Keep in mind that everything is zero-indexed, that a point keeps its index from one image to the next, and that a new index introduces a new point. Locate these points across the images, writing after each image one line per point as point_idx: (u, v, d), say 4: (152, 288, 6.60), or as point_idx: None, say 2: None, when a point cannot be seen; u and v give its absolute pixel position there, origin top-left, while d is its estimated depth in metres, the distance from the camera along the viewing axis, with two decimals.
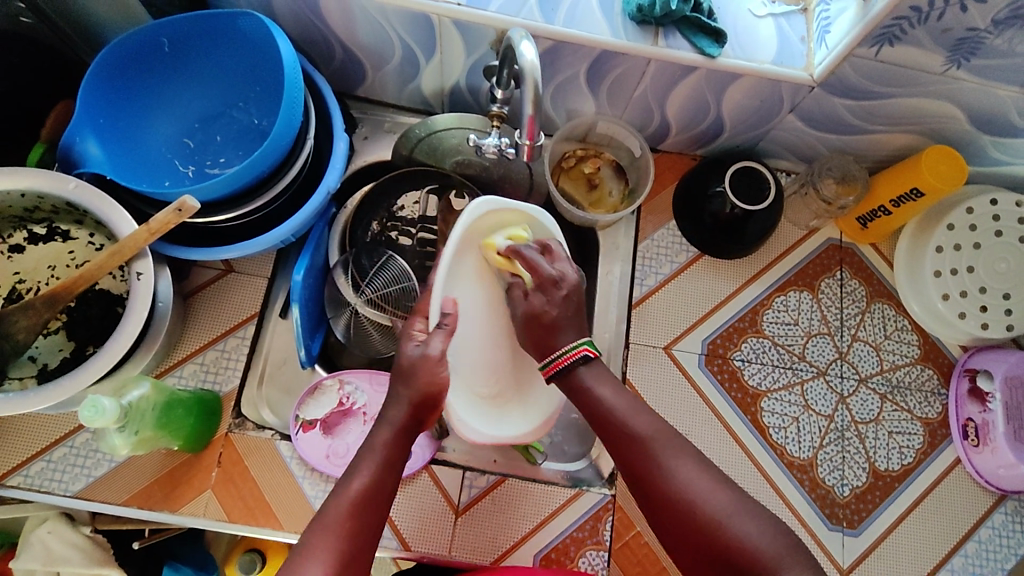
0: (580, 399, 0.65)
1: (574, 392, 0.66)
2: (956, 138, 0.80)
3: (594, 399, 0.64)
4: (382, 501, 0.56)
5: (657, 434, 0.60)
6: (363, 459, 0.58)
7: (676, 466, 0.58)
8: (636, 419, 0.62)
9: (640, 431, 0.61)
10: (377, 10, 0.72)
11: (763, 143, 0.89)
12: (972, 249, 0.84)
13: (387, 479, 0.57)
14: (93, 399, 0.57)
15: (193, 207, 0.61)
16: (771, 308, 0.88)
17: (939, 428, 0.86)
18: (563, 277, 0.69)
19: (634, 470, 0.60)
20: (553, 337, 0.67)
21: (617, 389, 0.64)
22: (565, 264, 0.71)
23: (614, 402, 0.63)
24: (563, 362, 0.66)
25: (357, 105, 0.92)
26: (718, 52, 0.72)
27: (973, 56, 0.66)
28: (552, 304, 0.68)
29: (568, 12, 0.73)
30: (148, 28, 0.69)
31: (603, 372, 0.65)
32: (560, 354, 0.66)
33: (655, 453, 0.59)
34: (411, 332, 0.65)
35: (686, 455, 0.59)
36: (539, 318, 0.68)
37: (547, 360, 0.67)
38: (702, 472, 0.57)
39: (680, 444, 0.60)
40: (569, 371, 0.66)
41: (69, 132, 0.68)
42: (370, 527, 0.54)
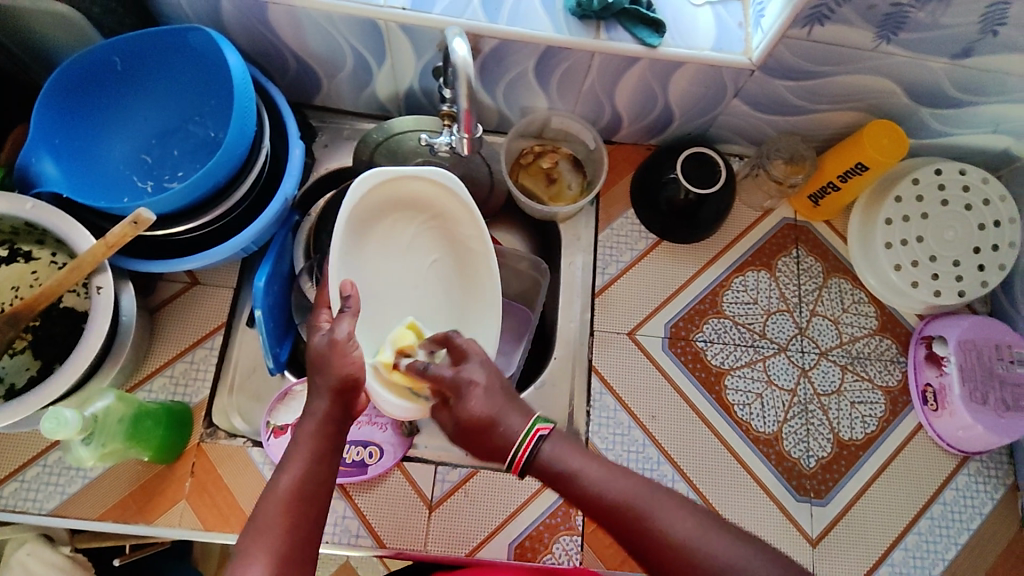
0: (563, 490, 0.55)
1: (548, 479, 0.56)
2: (897, 113, 0.83)
3: (573, 480, 0.54)
4: (319, 492, 0.55)
5: (636, 493, 0.53)
6: (291, 455, 0.57)
7: (667, 524, 0.51)
8: (613, 484, 0.53)
9: (620, 494, 0.53)
10: (324, 19, 0.73)
11: (714, 129, 0.91)
12: (920, 219, 0.86)
13: (318, 469, 0.56)
14: (54, 411, 0.58)
15: (149, 219, 0.63)
16: (731, 289, 0.90)
17: (900, 396, 0.88)
18: (471, 378, 0.57)
19: (626, 540, 0.52)
20: (495, 436, 0.55)
21: (595, 460, 0.55)
22: (476, 367, 0.58)
23: (591, 474, 0.54)
24: (525, 452, 0.55)
25: (316, 114, 0.94)
26: (659, 41, 0.75)
27: (901, 30, 0.68)
28: (493, 336, 0.66)
29: (511, 11, 0.75)
30: (99, 49, 0.70)
31: (570, 443, 0.56)
32: (516, 448, 0.55)
33: (637, 512, 0.52)
34: (319, 322, 0.64)
35: (674, 507, 0.52)
36: (470, 425, 0.56)
37: (508, 459, 0.55)
38: (683, 516, 0.51)
39: (664, 496, 0.53)
40: (534, 457, 0.55)
41: (24, 153, 0.69)
42: (308, 519, 0.54)
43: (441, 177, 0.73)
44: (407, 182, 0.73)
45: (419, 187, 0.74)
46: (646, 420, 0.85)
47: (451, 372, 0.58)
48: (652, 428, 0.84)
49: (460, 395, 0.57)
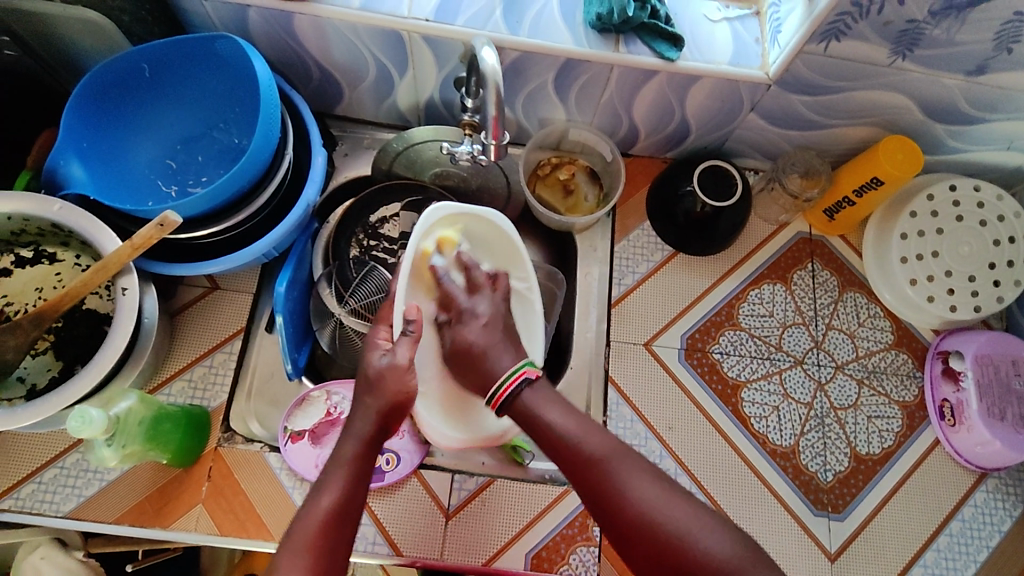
0: (535, 432, 0.63)
1: (524, 421, 0.65)
2: (912, 128, 0.83)
3: (543, 425, 0.63)
4: (352, 515, 0.57)
5: (610, 452, 0.60)
6: (331, 475, 0.58)
7: (627, 480, 0.58)
8: (589, 440, 0.61)
9: (594, 451, 0.60)
10: (349, 30, 0.75)
11: (730, 143, 0.92)
12: (936, 234, 0.87)
13: (353, 494, 0.58)
14: (80, 410, 0.59)
15: (175, 221, 0.63)
16: (747, 301, 0.91)
17: (917, 411, 0.88)
18: (475, 312, 0.71)
19: (585, 486, 0.59)
20: (483, 366, 0.68)
21: (568, 412, 0.63)
22: (485, 303, 0.72)
23: (560, 420, 0.62)
24: (505, 392, 0.65)
25: (337, 123, 0.95)
26: (677, 56, 0.76)
27: (916, 47, 0.69)
28: (473, 330, 0.70)
29: (533, 24, 0.76)
30: (128, 55, 0.72)
31: (548, 395, 0.65)
32: (497, 387, 0.66)
33: (608, 467, 0.59)
34: (376, 339, 0.65)
35: (642, 470, 0.58)
36: (464, 350, 0.69)
37: (490, 395, 0.66)
38: (648, 481, 0.57)
39: (635, 462, 0.59)
40: (513, 399, 0.65)
41: (53, 156, 0.71)
42: (339, 545, 0.55)
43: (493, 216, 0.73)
44: (471, 219, 0.74)
45: (476, 226, 0.75)
46: (663, 431, 0.85)
47: (465, 301, 0.72)
48: (669, 440, 0.84)
49: (460, 326, 0.70)
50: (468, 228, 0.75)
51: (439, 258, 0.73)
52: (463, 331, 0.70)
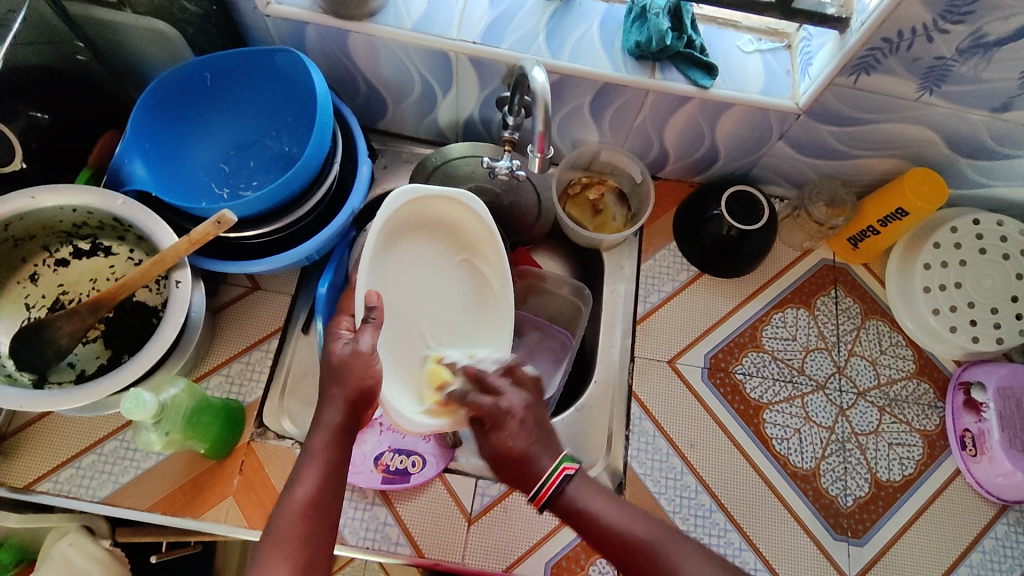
0: (584, 528, 0.62)
1: (573, 518, 0.62)
2: (937, 162, 0.86)
3: (592, 519, 0.61)
4: (330, 502, 0.58)
5: (658, 535, 0.60)
6: (307, 464, 0.59)
7: (681, 563, 0.58)
8: (632, 523, 0.61)
9: (639, 535, 0.60)
10: (400, 49, 0.79)
11: (757, 169, 0.95)
12: (958, 265, 0.88)
13: (331, 481, 0.59)
14: (134, 393, 0.63)
15: (231, 219, 0.67)
16: (770, 324, 0.93)
17: (938, 440, 0.88)
18: (507, 411, 0.65)
19: (629, 561, 0.60)
20: (528, 470, 0.63)
21: (610, 500, 0.63)
22: (513, 397, 0.67)
23: (611, 514, 0.62)
24: (550, 489, 0.62)
25: (378, 137, 0.99)
26: (711, 84, 0.79)
27: (943, 83, 0.72)
28: (514, 433, 0.64)
29: (573, 49, 0.80)
30: (194, 64, 0.76)
31: (591, 484, 0.64)
32: (543, 482, 0.63)
33: (660, 551, 0.59)
34: (337, 329, 0.66)
35: (693, 552, 0.59)
36: (504, 454, 0.64)
37: (534, 493, 0.63)
38: (702, 561, 0.58)
39: (682, 542, 0.60)
40: (558, 494, 0.63)
41: (118, 155, 0.74)
42: (320, 532, 0.56)
43: (464, 200, 0.75)
44: (437, 204, 0.75)
45: (445, 208, 0.76)
46: (684, 447, 0.86)
47: (492, 403, 0.66)
48: (690, 456, 0.85)
49: (499, 428, 0.65)
50: (437, 210, 0.76)
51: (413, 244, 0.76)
52: (502, 438, 0.64)
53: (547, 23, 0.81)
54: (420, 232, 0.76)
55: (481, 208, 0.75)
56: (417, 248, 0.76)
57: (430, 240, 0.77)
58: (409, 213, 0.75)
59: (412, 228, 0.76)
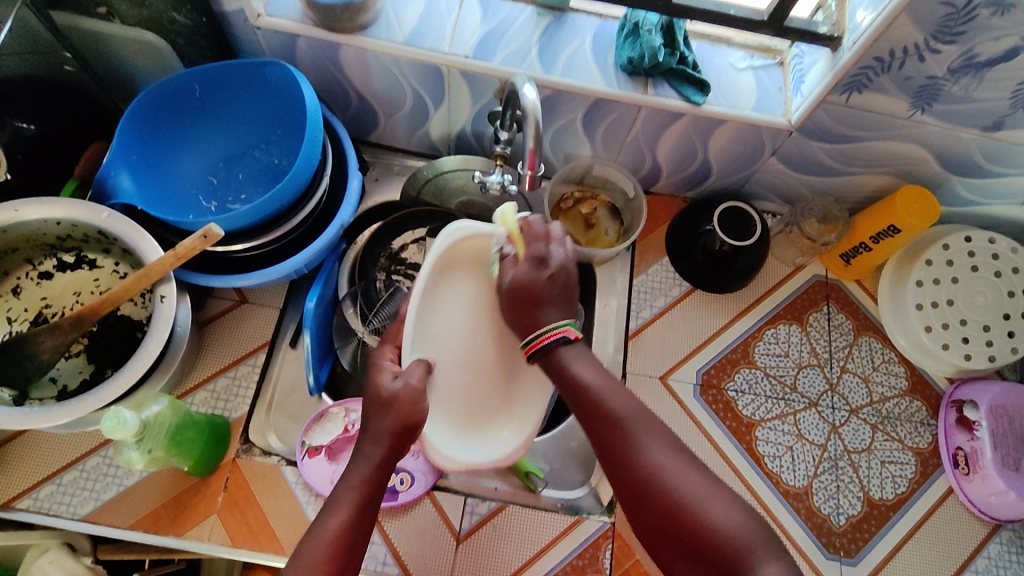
0: (562, 382, 0.64)
1: (555, 372, 0.65)
2: (928, 180, 0.86)
3: (573, 377, 0.63)
4: (361, 536, 0.58)
5: (632, 415, 0.60)
6: (340, 496, 0.59)
7: (645, 448, 0.58)
8: (613, 398, 0.61)
9: (617, 410, 0.61)
10: (392, 63, 0.78)
11: (750, 185, 0.95)
12: (950, 283, 0.88)
13: (363, 519, 0.58)
14: (115, 411, 0.62)
15: (218, 234, 0.66)
16: (762, 340, 0.92)
17: (931, 458, 0.88)
18: (552, 257, 0.67)
19: (601, 442, 0.61)
20: (533, 312, 0.66)
21: (597, 370, 0.63)
22: (562, 250, 0.68)
23: (592, 381, 0.62)
24: (544, 341, 0.65)
25: (370, 149, 0.99)
26: (703, 100, 0.78)
27: (936, 101, 0.72)
28: (545, 280, 0.66)
29: (566, 64, 0.79)
30: (182, 76, 0.76)
31: (585, 353, 0.64)
32: (538, 334, 0.65)
33: (628, 431, 0.60)
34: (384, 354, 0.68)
35: (661, 439, 0.59)
36: (522, 291, 0.66)
37: (527, 340, 0.66)
38: (667, 451, 0.58)
39: (655, 429, 0.60)
40: (549, 351, 0.65)
41: (104, 167, 0.74)
42: (349, 565, 0.56)
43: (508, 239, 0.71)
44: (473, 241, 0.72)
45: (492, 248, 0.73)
46: None
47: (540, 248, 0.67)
48: None
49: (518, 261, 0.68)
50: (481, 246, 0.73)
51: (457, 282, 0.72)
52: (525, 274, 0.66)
53: (539, 38, 0.81)
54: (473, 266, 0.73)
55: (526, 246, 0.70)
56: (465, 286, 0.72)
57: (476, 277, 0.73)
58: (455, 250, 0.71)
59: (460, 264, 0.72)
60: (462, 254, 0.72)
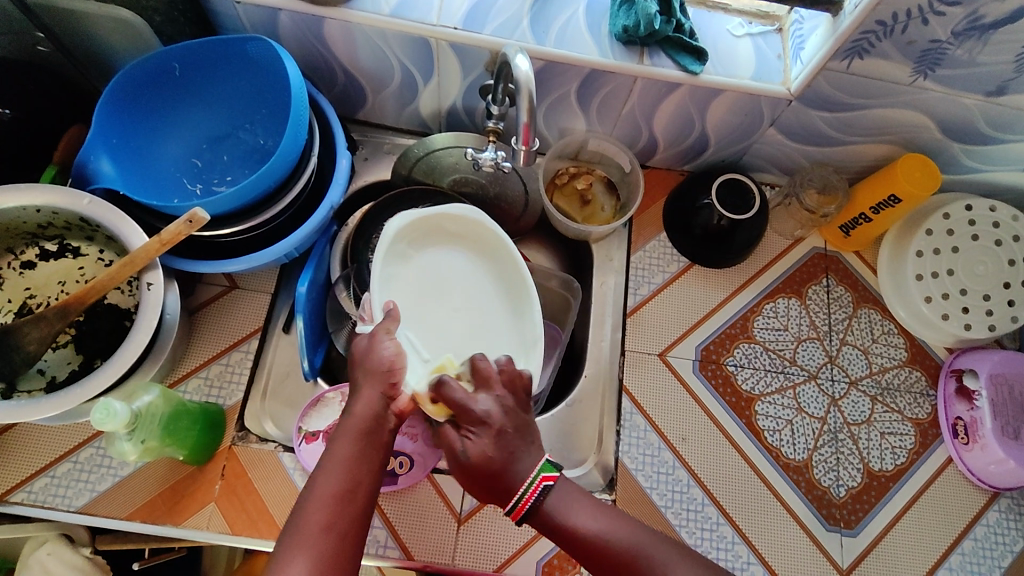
0: (563, 540, 0.56)
1: (553, 530, 0.56)
2: (929, 147, 0.84)
3: (574, 530, 0.55)
4: (362, 488, 0.54)
5: (644, 544, 0.55)
6: (334, 449, 0.56)
7: (670, 572, 0.54)
8: (619, 535, 0.56)
9: (626, 545, 0.55)
10: (379, 36, 0.75)
11: (748, 157, 0.93)
12: (951, 253, 0.87)
13: (359, 470, 0.55)
14: (104, 403, 0.60)
15: (203, 218, 0.64)
16: (761, 314, 0.91)
17: (930, 428, 0.88)
18: (487, 417, 0.55)
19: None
20: (499, 481, 0.55)
21: (594, 506, 0.57)
22: (491, 402, 0.56)
23: (595, 527, 0.56)
24: (528, 503, 0.55)
25: (358, 128, 0.96)
26: (701, 69, 0.76)
27: (938, 66, 0.70)
28: (485, 440, 0.55)
29: (559, 34, 0.77)
30: (159, 55, 0.73)
31: (574, 492, 0.57)
32: (522, 492, 0.55)
33: (644, 561, 0.54)
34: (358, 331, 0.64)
35: (677, 554, 0.55)
36: (476, 466, 0.55)
37: (512, 505, 0.55)
38: (685, 564, 0.55)
39: (669, 548, 0.55)
40: (537, 507, 0.56)
41: (83, 151, 0.71)
42: (349, 518, 0.52)
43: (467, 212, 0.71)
44: (443, 219, 0.71)
45: (453, 224, 0.73)
46: (676, 442, 0.85)
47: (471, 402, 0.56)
48: (682, 450, 0.84)
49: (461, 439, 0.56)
50: (436, 225, 0.72)
51: (427, 253, 0.72)
52: (472, 446, 0.55)
53: (530, 7, 0.78)
54: (431, 241, 0.72)
55: (478, 215, 0.71)
56: (433, 258, 0.72)
57: (450, 250, 0.73)
58: (414, 235, 0.71)
59: (419, 239, 0.71)
60: (432, 230, 0.72)
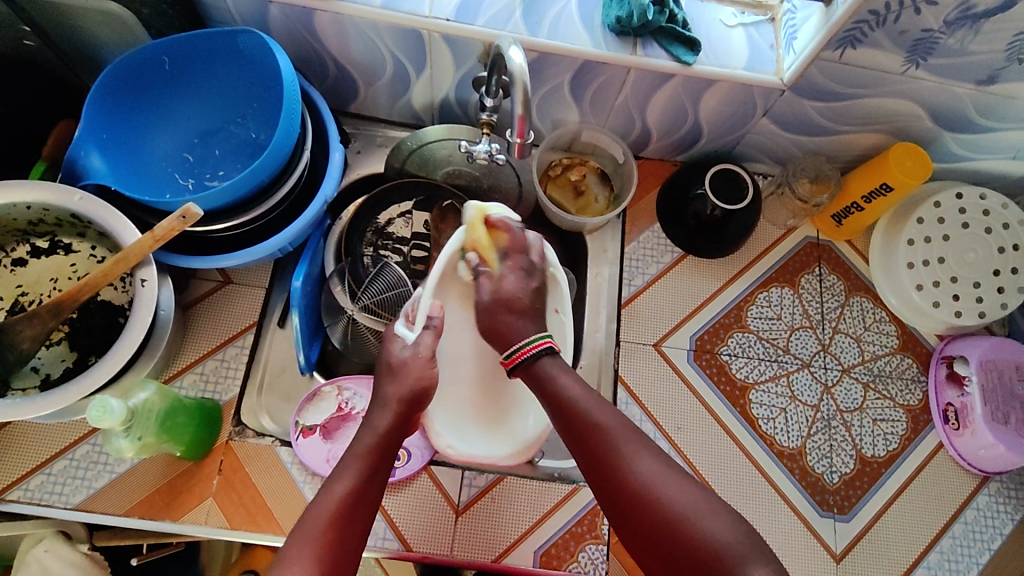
0: (542, 392, 0.64)
1: (536, 383, 0.65)
2: (921, 136, 0.85)
3: (555, 388, 0.63)
4: (368, 507, 0.57)
5: (614, 425, 0.60)
6: (347, 463, 0.59)
7: (633, 460, 0.58)
8: (595, 412, 0.61)
9: (599, 421, 0.60)
10: (370, 28, 0.75)
11: (740, 147, 0.93)
12: (941, 241, 0.88)
13: (367, 487, 0.58)
14: (100, 400, 0.60)
15: (196, 213, 0.63)
16: (755, 304, 0.92)
17: (921, 415, 0.89)
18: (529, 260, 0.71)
19: (589, 456, 0.60)
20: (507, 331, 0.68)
21: (580, 381, 0.64)
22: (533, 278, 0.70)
23: (575, 393, 0.62)
24: (522, 355, 0.65)
25: (350, 121, 0.95)
26: (694, 60, 0.76)
27: (930, 56, 0.70)
28: (510, 283, 0.70)
29: (552, 26, 0.76)
30: (148, 48, 0.72)
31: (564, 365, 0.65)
32: (515, 350, 0.66)
33: (611, 441, 0.59)
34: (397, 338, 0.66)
35: (643, 446, 0.59)
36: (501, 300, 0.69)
37: (508, 353, 0.66)
38: (649, 457, 0.58)
39: (636, 437, 0.60)
40: (532, 362, 0.65)
41: (73, 146, 0.71)
42: (350, 536, 0.55)
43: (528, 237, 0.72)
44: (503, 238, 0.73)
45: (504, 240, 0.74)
46: (672, 431, 0.85)
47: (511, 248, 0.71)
48: (677, 439, 0.85)
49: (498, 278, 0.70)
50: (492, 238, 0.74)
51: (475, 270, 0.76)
52: (501, 282, 0.70)
53: None
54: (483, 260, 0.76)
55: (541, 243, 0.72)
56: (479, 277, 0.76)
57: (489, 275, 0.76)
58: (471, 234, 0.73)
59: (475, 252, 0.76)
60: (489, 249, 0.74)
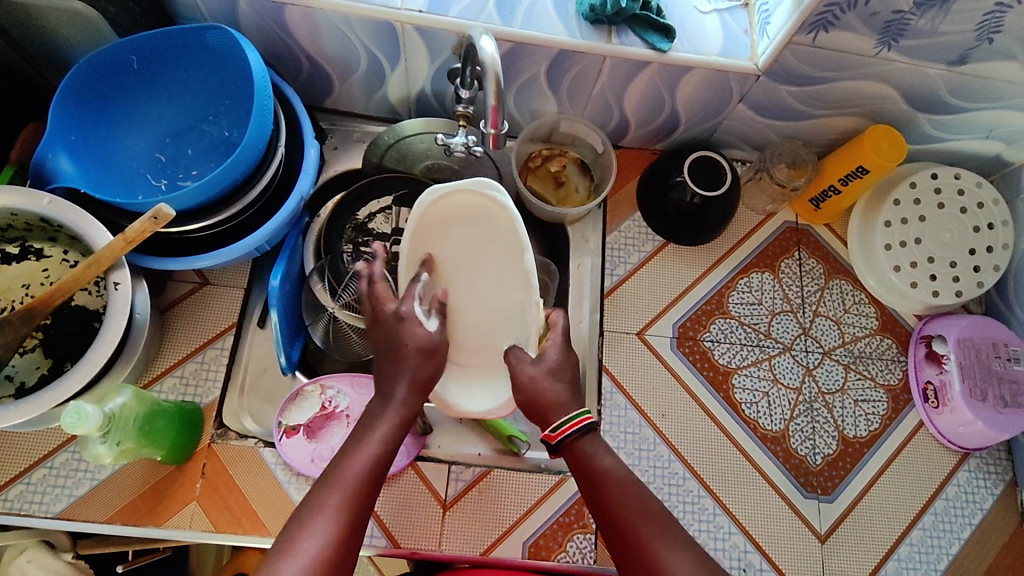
0: (585, 477, 0.60)
1: (578, 467, 0.61)
2: (896, 119, 0.85)
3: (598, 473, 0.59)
4: (381, 473, 0.58)
5: (655, 518, 0.57)
6: (367, 426, 0.60)
7: (666, 553, 0.54)
8: (635, 498, 0.58)
9: (638, 510, 0.57)
10: (342, 21, 0.74)
11: (718, 133, 0.93)
12: (918, 222, 0.89)
13: (385, 457, 0.58)
14: (75, 406, 0.59)
15: (168, 214, 0.62)
16: (736, 290, 0.92)
17: (901, 394, 0.90)
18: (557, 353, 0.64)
19: (620, 545, 0.57)
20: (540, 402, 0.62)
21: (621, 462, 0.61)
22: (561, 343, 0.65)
23: (618, 476, 0.59)
24: (565, 433, 0.60)
25: (325, 117, 0.94)
26: (669, 47, 0.76)
27: (901, 37, 0.71)
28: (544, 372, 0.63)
29: (526, 15, 0.76)
30: (115, 47, 0.71)
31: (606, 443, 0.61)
32: (564, 423, 0.61)
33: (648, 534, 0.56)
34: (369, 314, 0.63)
35: (679, 543, 0.55)
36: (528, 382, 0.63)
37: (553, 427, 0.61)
38: (686, 556, 0.54)
39: (674, 533, 0.56)
40: (572, 441, 0.61)
41: (41, 149, 0.70)
42: (365, 502, 0.55)
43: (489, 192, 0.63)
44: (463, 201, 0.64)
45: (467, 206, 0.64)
46: (656, 418, 0.86)
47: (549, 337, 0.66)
48: (663, 426, 0.85)
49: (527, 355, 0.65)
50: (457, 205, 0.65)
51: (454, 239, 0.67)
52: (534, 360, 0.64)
53: None
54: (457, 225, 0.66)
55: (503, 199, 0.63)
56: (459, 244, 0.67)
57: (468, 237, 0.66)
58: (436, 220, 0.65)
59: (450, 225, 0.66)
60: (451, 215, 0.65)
